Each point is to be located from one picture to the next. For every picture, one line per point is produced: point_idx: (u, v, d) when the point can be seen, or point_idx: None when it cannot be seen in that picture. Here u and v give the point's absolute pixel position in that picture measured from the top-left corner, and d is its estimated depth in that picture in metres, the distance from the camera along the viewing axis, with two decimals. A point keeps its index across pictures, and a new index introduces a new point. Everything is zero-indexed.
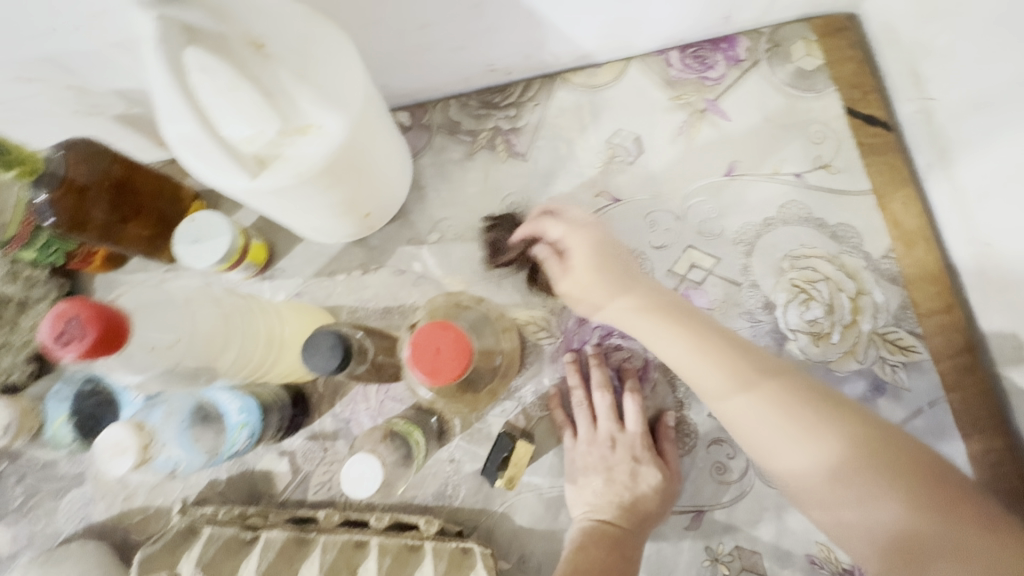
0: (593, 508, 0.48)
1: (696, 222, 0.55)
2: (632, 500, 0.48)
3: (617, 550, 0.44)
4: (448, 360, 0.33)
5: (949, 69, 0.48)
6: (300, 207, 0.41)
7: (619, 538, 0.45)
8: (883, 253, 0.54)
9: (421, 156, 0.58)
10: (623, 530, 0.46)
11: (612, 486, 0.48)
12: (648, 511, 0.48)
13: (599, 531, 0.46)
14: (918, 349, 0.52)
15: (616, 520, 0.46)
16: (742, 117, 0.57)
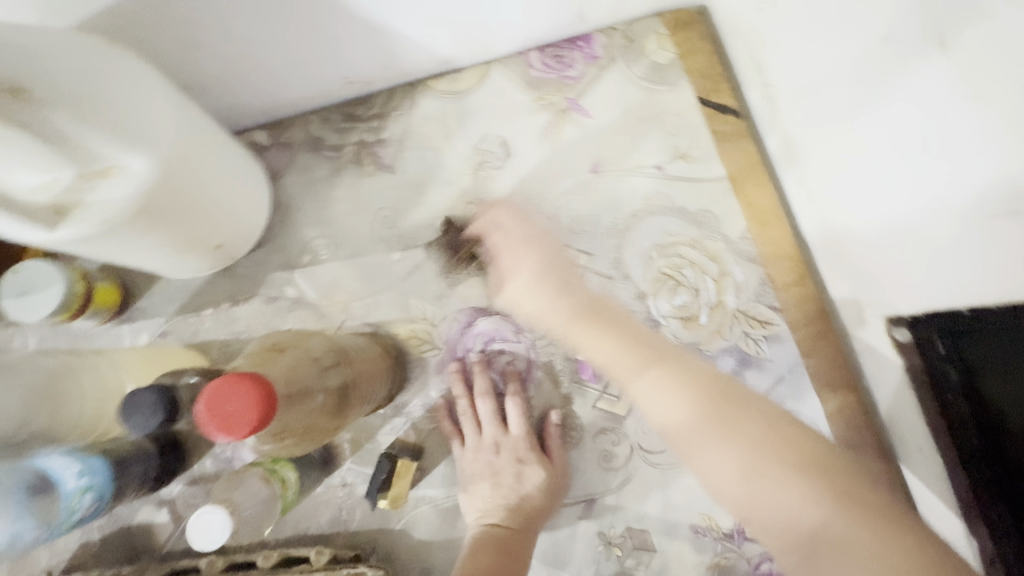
0: (483, 514, 0.48)
1: (567, 221, 0.56)
2: (521, 499, 0.49)
3: (505, 550, 0.45)
4: (239, 413, 0.30)
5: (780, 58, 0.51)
6: (125, 251, 0.38)
7: (510, 537, 0.47)
8: (741, 234, 0.57)
9: (284, 176, 0.56)
10: (512, 529, 0.47)
11: (500, 489, 0.49)
12: (536, 508, 0.49)
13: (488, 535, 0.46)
14: (776, 321, 0.56)
15: (505, 522, 0.47)
16: (603, 114, 0.58)
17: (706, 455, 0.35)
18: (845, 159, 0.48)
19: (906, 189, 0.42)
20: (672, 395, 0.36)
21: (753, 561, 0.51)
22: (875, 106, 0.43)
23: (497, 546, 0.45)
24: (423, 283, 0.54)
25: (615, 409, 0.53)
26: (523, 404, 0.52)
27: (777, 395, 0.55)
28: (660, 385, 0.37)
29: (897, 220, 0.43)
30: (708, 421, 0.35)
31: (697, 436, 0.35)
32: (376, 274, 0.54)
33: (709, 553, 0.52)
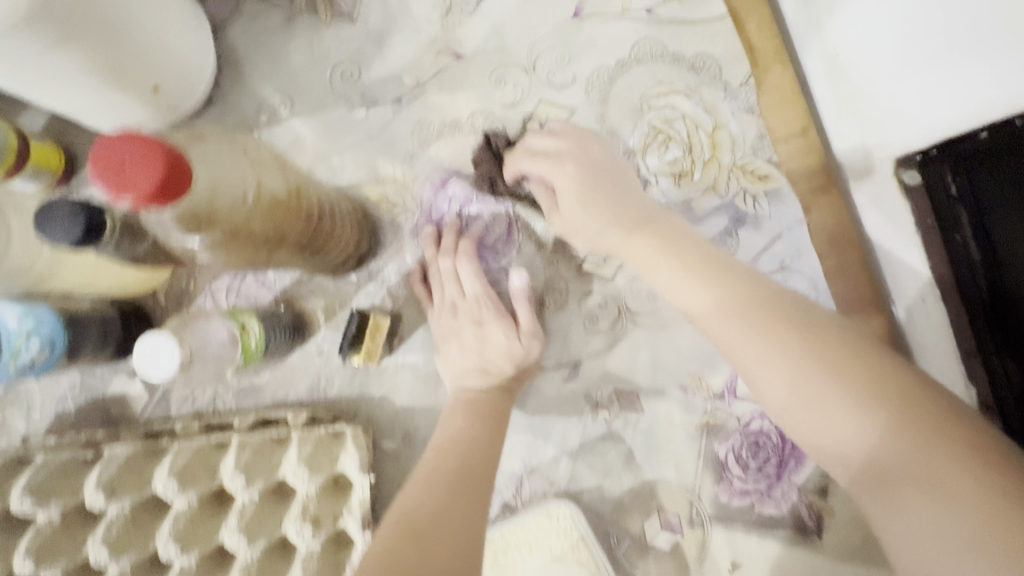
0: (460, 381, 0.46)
1: (547, 72, 0.51)
2: (495, 369, 0.47)
3: (482, 419, 0.44)
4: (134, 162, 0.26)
5: None
6: (33, 70, 0.35)
7: (486, 411, 0.45)
8: (742, 80, 0.52)
9: (232, 29, 0.50)
10: (487, 400, 0.45)
11: (467, 355, 0.47)
12: (510, 378, 0.47)
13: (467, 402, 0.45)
14: (776, 176, 0.51)
15: (481, 392, 0.46)
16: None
17: (911, 513, 0.25)
18: None
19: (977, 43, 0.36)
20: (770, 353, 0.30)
21: (743, 419, 0.50)
22: None
23: (474, 415, 0.44)
24: (391, 142, 0.50)
25: (601, 273, 0.51)
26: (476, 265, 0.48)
27: (774, 254, 0.51)
28: (824, 402, 0.28)
29: (948, 79, 0.39)
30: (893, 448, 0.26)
31: (890, 454, 0.26)
32: (339, 134, 0.50)
33: (697, 412, 0.51)
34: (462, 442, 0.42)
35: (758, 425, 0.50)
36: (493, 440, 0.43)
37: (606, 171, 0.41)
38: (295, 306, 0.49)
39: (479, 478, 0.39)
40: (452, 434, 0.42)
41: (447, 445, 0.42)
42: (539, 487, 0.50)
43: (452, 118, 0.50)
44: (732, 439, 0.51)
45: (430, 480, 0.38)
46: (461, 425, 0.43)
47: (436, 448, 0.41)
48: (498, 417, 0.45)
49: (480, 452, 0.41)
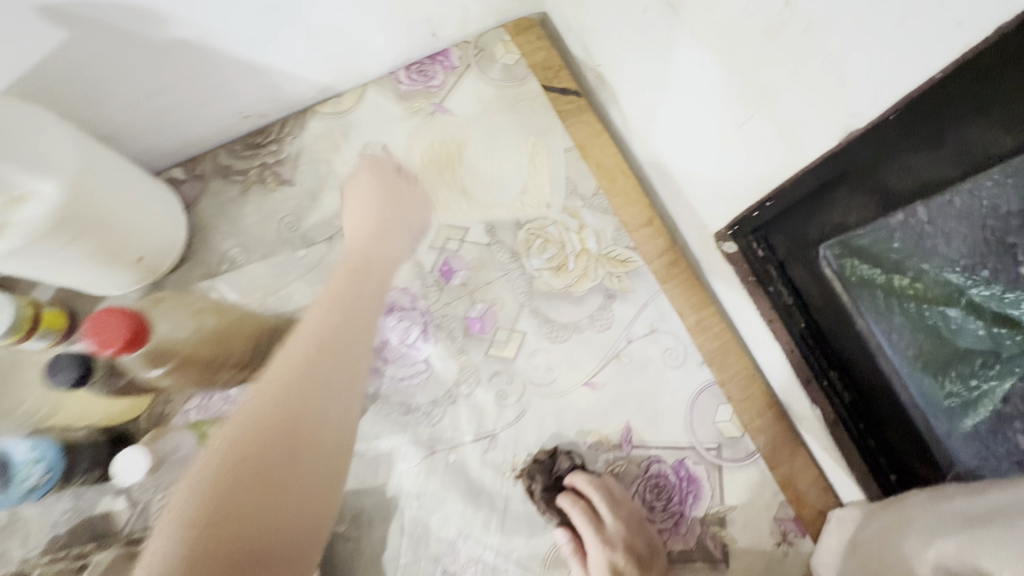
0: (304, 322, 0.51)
1: (444, 202, 0.66)
2: (335, 288, 0.53)
3: (293, 389, 0.45)
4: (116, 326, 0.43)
5: (600, 39, 0.62)
6: (50, 263, 0.48)
7: (293, 383, 0.45)
8: (594, 191, 0.66)
9: (201, 201, 0.65)
10: (297, 366, 0.46)
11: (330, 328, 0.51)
12: (334, 328, 0.50)
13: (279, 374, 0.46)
14: (634, 259, 0.64)
15: (286, 363, 0.46)
16: (481, 123, 0.68)
17: None
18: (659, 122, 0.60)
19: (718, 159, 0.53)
20: None
21: (644, 464, 0.59)
22: (679, 100, 0.54)
23: (289, 392, 0.45)
24: (326, 272, 0.63)
25: (504, 353, 0.61)
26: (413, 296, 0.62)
27: (643, 320, 0.62)
28: None
29: (715, 182, 0.56)
30: None
31: None
32: (284, 269, 0.63)
33: (602, 463, 0.59)
34: (248, 443, 0.41)
35: (657, 468, 0.58)
36: (312, 419, 0.44)
37: (640, 561, 0.55)
38: None
39: (300, 390, 0.45)
40: (239, 431, 0.42)
41: (245, 410, 0.43)
42: (473, 551, 0.56)
43: None
44: (636, 482, 0.59)
45: (206, 484, 0.40)
46: (260, 432, 0.42)
47: (221, 436, 0.43)
48: (321, 356, 0.47)
49: (309, 511, 0.42)
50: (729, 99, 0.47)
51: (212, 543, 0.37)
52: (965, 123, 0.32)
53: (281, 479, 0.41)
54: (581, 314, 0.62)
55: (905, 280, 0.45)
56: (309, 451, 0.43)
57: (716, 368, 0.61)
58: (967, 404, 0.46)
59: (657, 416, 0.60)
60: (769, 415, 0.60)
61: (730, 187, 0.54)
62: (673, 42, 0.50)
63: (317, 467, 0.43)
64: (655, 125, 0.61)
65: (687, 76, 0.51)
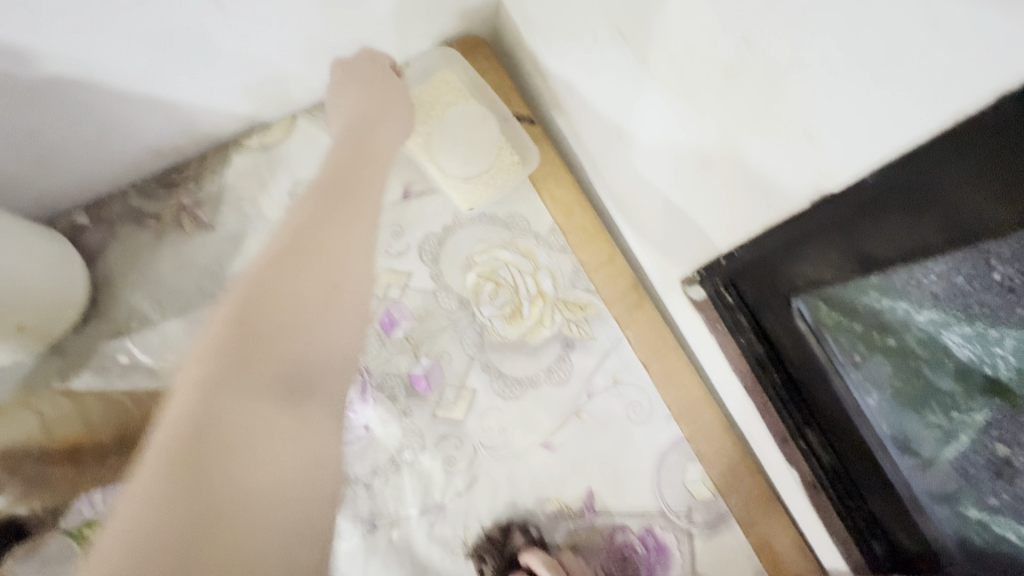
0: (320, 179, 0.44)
1: (384, 244, 0.59)
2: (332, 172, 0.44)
3: (276, 263, 0.36)
4: None
5: (552, 63, 0.56)
6: None
7: (283, 253, 0.36)
8: (549, 228, 0.61)
9: (108, 250, 0.58)
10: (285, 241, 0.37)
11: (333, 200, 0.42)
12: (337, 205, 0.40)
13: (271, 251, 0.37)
14: (594, 303, 0.59)
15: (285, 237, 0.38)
16: (450, 122, 0.59)
17: None
18: (617, 157, 0.55)
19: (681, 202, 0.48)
20: None
21: (607, 533, 0.53)
22: (637, 135, 0.49)
23: (269, 265, 0.36)
24: None
25: (453, 413, 0.55)
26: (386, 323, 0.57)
27: (605, 370, 0.57)
28: None
29: (679, 224, 0.50)
30: None
31: None
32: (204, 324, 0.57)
33: (561, 533, 0.53)
34: (262, 301, 0.34)
35: (622, 537, 0.53)
36: (329, 289, 0.36)
37: None
38: None
39: (273, 278, 0.35)
40: (249, 304, 0.34)
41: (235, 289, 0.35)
42: None
43: None
44: (599, 554, 0.53)
45: (202, 371, 0.31)
46: (261, 295, 0.34)
47: (213, 326, 0.33)
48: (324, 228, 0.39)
49: (322, 364, 0.35)
50: (688, 139, 0.42)
51: (190, 449, 0.27)
52: (939, 171, 0.26)
53: (285, 342, 0.33)
54: (537, 366, 0.57)
55: (881, 334, 0.39)
56: (322, 315, 0.35)
57: (685, 422, 0.56)
58: (947, 434, 0.39)
59: (622, 479, 0.54)
60: (743, 472, 0.55)
61: (695, 229, 0.49)
62: (627, 74, 0.45)
63: (331, 319, 0.36)
64: (614, 158, 0.55)
65: (644, 111, 0.46)
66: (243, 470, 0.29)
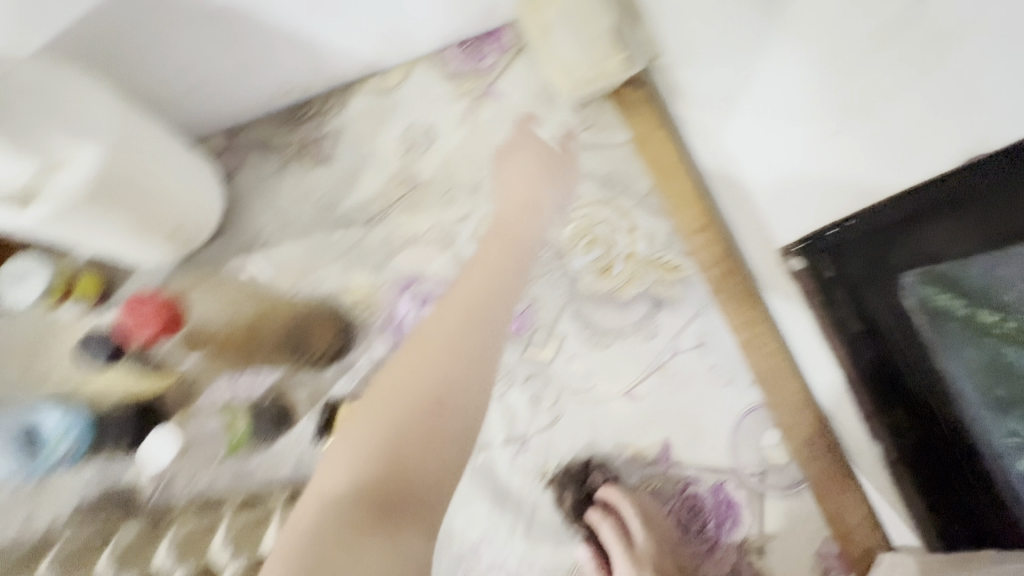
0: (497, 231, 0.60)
1: (488, 191, 0.62)
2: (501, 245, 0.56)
3: (457, 355, 0.47)
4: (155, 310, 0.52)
5: (671, 26, 0.57)
6: (87, 233, 0.46)
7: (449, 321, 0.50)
8: (648, 191, 0.62)
9: (239, 174, 0.63)
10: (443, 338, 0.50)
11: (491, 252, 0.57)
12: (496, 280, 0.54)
13: (404, 381, 0.46)
14: (686, 267, 0.60)
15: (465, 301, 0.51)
16: (566, 5, 0.58)
17: None
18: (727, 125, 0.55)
19: (795, 171, 0.48)
20: None
21: (680, 484, 0.56)
22: (754, 102, 0.49)
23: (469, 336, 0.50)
24: (362, 256, 0.61)
25: (541, 356, 0.58)
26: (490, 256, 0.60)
27: (691, 332, 0.59)
28: None
29: (785, 196, 0.50)
30: None
31: None
32: (321, 250, 0.61)
33: (636, 478, 0.56)
34: (422, 368, 0.47)
35: (694, 489, 0.55)
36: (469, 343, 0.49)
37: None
38: (282, 399, 0.58)
39: (425, 361, 0.47)
40: (397, 405, 0.46)
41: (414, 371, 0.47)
42: (497, 556, 0.55)
43: (412, 235, 0.61)
44: (671, 501, 0.56)
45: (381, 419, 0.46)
46: (408, 417, 0.46)
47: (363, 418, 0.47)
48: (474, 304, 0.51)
49: (432, 481, 0.44)
50: (821, 105, 0.42)
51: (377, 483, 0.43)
52: None
53: (427, 451, 0.44)
54: (626, 321, 0.59)
55: (988, 326, 0.36)
56: (435, 421, 0.45)
57: (767, 390, 0.58)
58: None
59: (698, 437, 0.57)
60: (820, 444, 0.56)
61: (807, 201, 0.48)
62: (758, 38, 0.46)
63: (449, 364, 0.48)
64: (723, 126, 0.56)
65: (767, 78, 0.46)
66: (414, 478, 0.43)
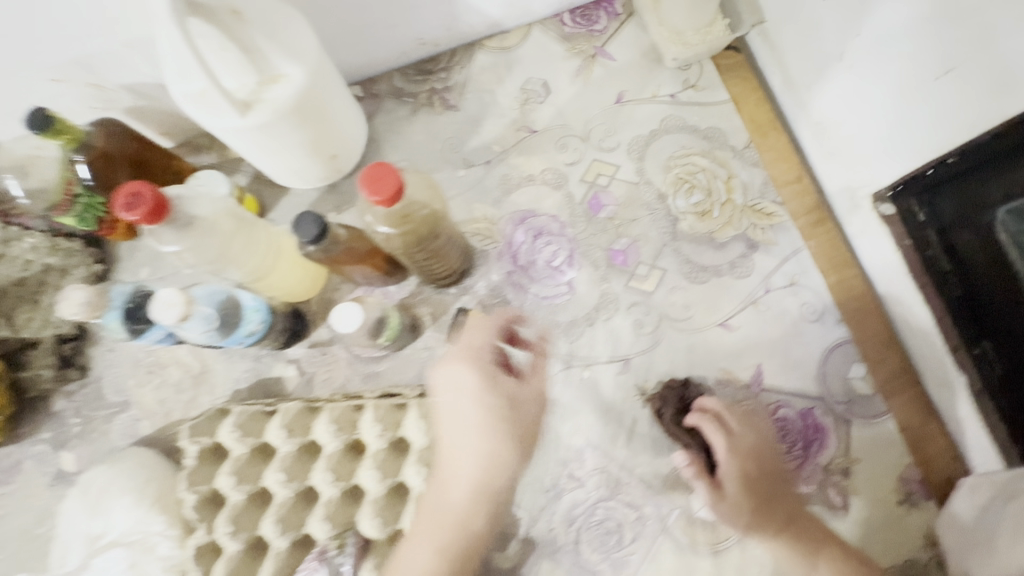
0: (450, 471, 0.53)
1: (597, 140, 0.69)
2: (494, 447, 0.54)
3: (448, 559, 0.51)
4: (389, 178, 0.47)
5: None
6: (279, 143, 0.54)
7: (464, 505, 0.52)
8: (745, 144, 0.68)
9: (375, 117, 0.71)
10: (456, 529, 0.52)
11: (480, 463, 0.53)
12: (494, 484, 0.54)
13: (436, 545, 0.51)
14: (780, 213, 0.65)
15: (449, 516, 0.52)
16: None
17: None
18: (827, 79, 0.60)
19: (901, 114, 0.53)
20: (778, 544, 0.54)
21: (771, 407, 0.61)
22: (861, 53, 0.55)
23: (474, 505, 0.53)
24: (483, 193, 0.68)
25: (644, 286, 0.64)
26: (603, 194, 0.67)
27: (784, 272, 0.64)
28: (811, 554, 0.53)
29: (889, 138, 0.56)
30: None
31: None
32: (446, 186, 0.69)
33: (730, 400, 0.61)
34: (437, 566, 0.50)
35: (783, 412, 0.60)
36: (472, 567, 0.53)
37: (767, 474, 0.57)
38: (410, 312, 0.65)
39: (461, 526, 0.52)
40: (440, 556, 0.51)
41: (454, 482, 0.53)
42: (599, 461, 0.61)
43: (527, 175, 0.68)
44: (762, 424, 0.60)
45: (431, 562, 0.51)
46: (431, 562, 0.51)
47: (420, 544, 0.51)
48: (465, 551, 0.52)
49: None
50: (934, 50, 0.48)
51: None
52: None
53: None
54: (722, 259, 0.65)
55: None
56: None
57: (854, 327, 0.62)
58: None
59: (788, 365, 0.62)
60: (904, 378, 0.61)
61: (904, 140, 0.54)
62: None
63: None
64: (821, 81, 0.61)
65: (877, 28, 0.52)
66: None
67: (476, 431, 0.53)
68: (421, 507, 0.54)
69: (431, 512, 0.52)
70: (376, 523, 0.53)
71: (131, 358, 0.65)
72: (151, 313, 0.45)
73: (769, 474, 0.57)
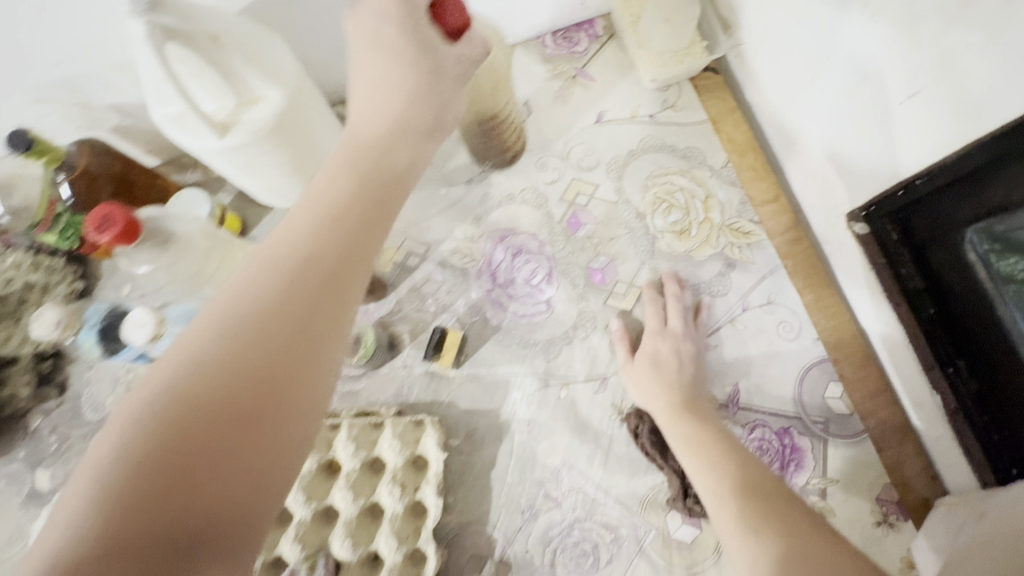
0: (358, 116, 0.42)
1: (577, 159, 0.70)
2: (394, 109, 0.42)
3: (314, 259, 0.35)
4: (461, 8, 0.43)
5: (750, 13, 0.64)
6: (258, 163, 0.54)
7: (276, 291, 0.34)
8: (723, 164, 0.68)
9: None
10: (313, 245, 0.36)
11: (376, 90, 0.42)
12: (416, 122, 0.42)
13: (277, 319, 0.33)
14: (757, 232, 0.66)
15: (365, 137, 0.41)
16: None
17: (795, 563, 0.48)
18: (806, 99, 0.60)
19: (874, 136, 0.53)
20: (704, 461, 0.55)
21: (747, 427, 0.61)
22: (835, 76, 0.55)
23: (341, 231, 0.37)
24: (463, 211, 0.69)
25: (623, 305, 0.65)
26: (581, 213, 0.68)
27: (761, 291, 0.64)
28: (734, 479, 0.54)
29: (866, 159, 0.55)
30: (775, 525, 0.51)
31: (773, 524, 0.51)
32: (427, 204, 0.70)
33: None
34: (193, 371, 0.31)
35: (761, 432, 0.60)
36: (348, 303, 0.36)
37: (691, 401, 0.59)
38: (388, 330, 0.65)
39: (346, 253, 0.36)
40: (256, 288, 0.34)
41: (296, 228, 0.36)
42: (575, 482, 0.60)
43: (507, 194, 0.69)
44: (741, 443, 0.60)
45: (251, 302, 0.34)
46: (265, 298, 0.34)
47: (237, 286, 0.34)
48: (371, 207, 0.38)
49: (230, 405, 0.31)
50: (900, 72, 0.47)
51: (213, 410, 0.30)
52: None
53: (274, 409, 0.32)
54: (700, 278, 0.65)
55: None
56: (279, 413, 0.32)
57: (830, 347, 0.62)
58: None
59: (766, 384, 0.62)
60: (880, 398, 0.60)
61: (879, 162, 0.54)
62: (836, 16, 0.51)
63: (323, 352, 0.34)
64: (800, 101, 0.61)
65: (845, 52, 0.52)
66: (199, 470, 0.29)
67: (373, 98, 0.42)
68: (394, 528, 0.54)
69: (234, 286, 0.35)
70: (347, 544, 0.53)
71: (110, 376, 0.65)
72: (123, 332, 0.46)
73: (693, 406, 0.59)
